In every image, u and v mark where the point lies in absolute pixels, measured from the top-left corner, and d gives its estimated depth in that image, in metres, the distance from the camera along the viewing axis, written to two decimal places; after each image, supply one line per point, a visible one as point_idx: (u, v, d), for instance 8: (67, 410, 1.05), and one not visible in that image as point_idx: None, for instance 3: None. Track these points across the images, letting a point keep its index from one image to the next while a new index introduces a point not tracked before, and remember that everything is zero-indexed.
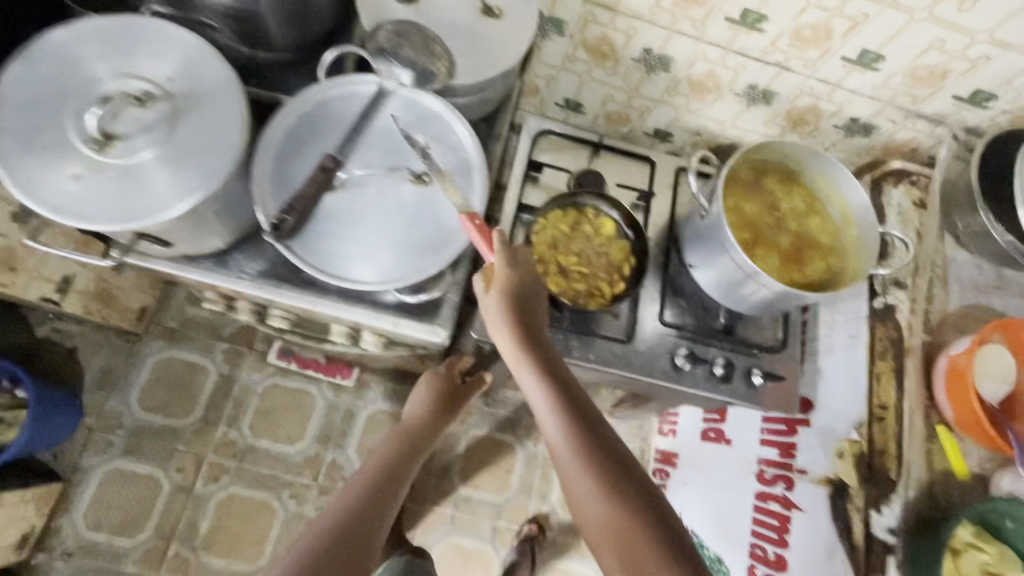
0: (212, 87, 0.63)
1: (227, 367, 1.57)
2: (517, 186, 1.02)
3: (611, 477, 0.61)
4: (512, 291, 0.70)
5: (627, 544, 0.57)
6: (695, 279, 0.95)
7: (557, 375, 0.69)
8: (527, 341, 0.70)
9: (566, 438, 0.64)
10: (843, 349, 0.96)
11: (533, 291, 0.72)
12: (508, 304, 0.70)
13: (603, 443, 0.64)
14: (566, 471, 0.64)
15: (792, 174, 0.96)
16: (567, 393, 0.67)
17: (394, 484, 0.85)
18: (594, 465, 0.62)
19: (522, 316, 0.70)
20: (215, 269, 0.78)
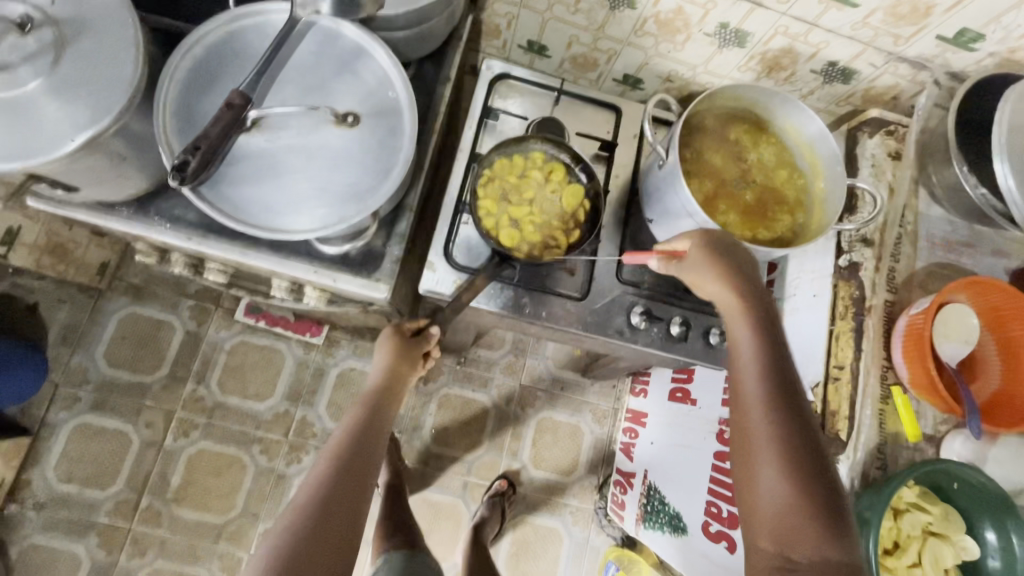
0: (103, 15, 0.59)
1: (194, 325, 1.55)
2: (471, 135, 0.96)
3: (793, 451, 0.56)
4: (734, 253, 0.67)
5: (794, 522, 0.54)
6: (654, 233, 0.91)
7: (771, 337, 0.63)
8: (746, 300, 0.66)
9: (762, 407, 0.59)
10: (806, 307, 0.93)
11: (748, 257, 0.69)
12: (729, 261, 0.67)
13: (805, 416, 0.59)
14: (746, 433, 0.60)
15: (759, 122, 0.90)
16: (773, 358, 0.62)
17: (363, 473, 0.69)
18: (781, 434, 0.57)
19: (741, 278, 0.66)
20: (135, 218, 0.74)
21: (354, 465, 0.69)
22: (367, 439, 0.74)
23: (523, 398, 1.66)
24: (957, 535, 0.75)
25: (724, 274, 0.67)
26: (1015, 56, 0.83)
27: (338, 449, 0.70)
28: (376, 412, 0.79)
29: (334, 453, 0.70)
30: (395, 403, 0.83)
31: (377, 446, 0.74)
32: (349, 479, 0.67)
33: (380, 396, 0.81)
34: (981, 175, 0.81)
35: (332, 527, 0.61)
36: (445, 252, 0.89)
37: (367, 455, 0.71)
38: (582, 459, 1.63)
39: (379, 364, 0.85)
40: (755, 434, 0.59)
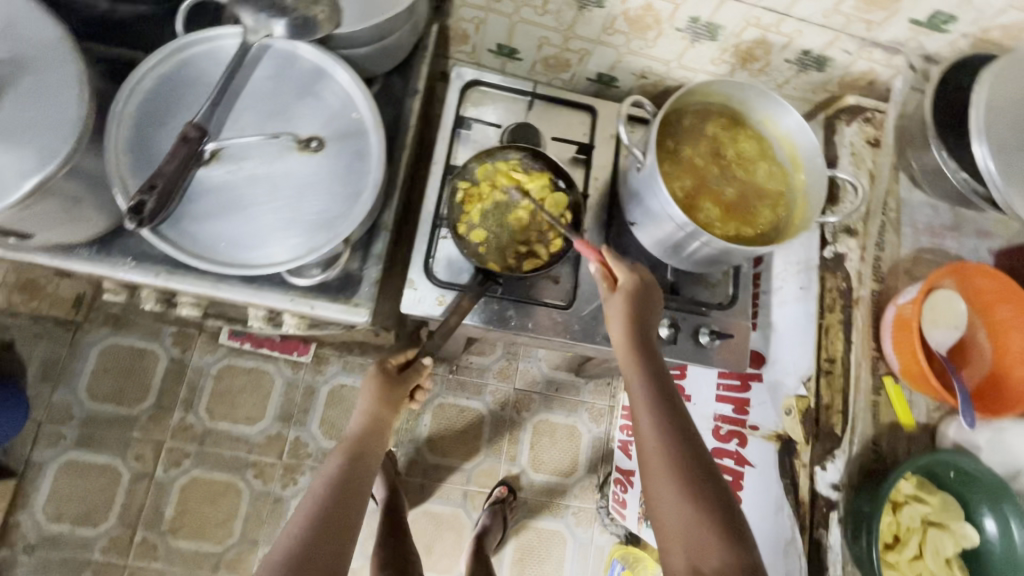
0: (43, 54, 0.56)
1: (178, 351, 1.52)
2: (445, 146, 0.94)
3: (691, 475, 0.62)
4: (636, 296, 0.74)
5: (700, 542, 0.59)
6: (636, 237, 0.89)
7: (661, 377, 0.70)
8: (641, 345, 0.72)
9: (661, 438, 0.65)
10: (794, 300, 0.92)
11: (652, 299, 0.76)
12: (632, 306, 0.74)
13: (697, 444, 0.65)
14: (649, 462, 0.64)
15: (735, 118, 0.89)
16: (664, 394, 0.68)
17: (346, 518, 0.67)
18: (678, 462, 0.63)
19: (640, 322, 0.73)
20: (97, 258, 0.71)
21: (336, 512, 0.67)
22: (350, 483, 0.72)
23: (518, 402, 1.64)
24: (956, 525, 0.75)
25: (624, 321, 0.73)
26: (988, 35, 0.82)
27: (321, 495, 0.69)
28: (360, 454, 0.78)
29: (316, 500, 0.68)
30: (381, 443, 0.82)
31: (361, 489, 0.73)
32: (332, 527, 0.65)
33: (363, 437, 0.80)
34: (961, 158, 0.81)
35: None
36: (425, 269, 0.87)
37: (351, 499, 0.70)
38: (581, 459, 1.62)
39: (363, 404, 0.85)
40: (656, 463, 0.64)
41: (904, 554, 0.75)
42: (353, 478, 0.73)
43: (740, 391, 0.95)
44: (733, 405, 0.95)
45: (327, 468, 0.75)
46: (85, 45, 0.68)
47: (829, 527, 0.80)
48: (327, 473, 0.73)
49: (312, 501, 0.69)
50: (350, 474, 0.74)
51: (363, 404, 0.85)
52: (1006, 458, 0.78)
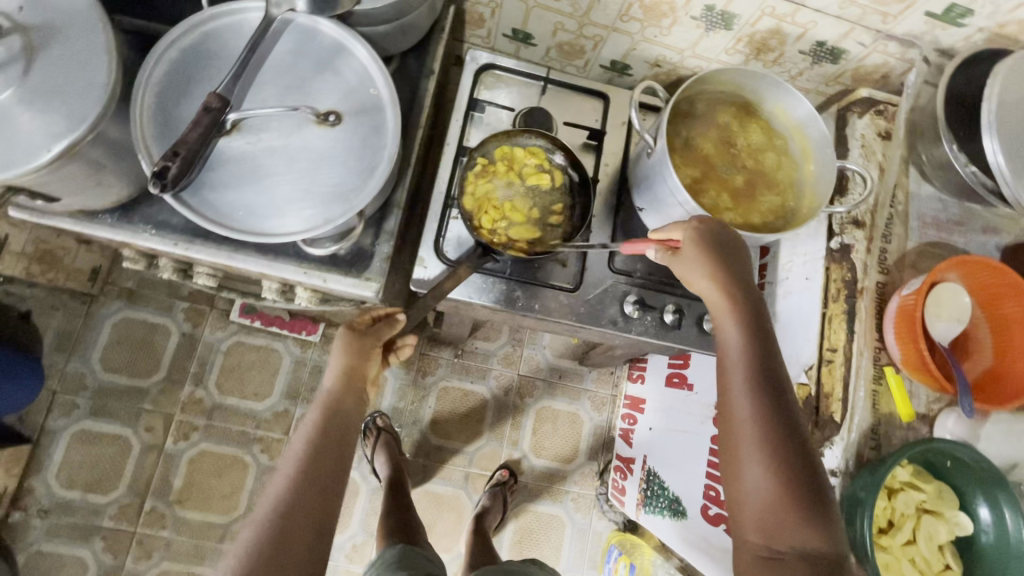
0: (72, 21, 0.57)
1: (189, 327, 1.54)
2: (459, 127, 0.95)
3: (780, 446, 0.61)
4: (717, 253, 0.70)
5: (777, 513, 0.59)
6: (644, 222, 0.90)
7: (755, 335, 0.68)
8: (733, 303, 0.69)
9: (751, 404, 0.64)
10: (799, 291, 0.93)
11: (737, 254, 0.72)
12: (725, 265, 0.70)
13: (788, 411, 0.63)
14: (735, 426, 0.64)
15: (747, 108, 0.89)
16: (757, 357, 0.67)
17: (322, 486, 0.67)
18: (766, 432, 0.62)
19: (733, 279, 0.70)
20: (119, 225, 0.73)
21: (315, 474, 0.68)
22: (328, 441, 0.73)
23: (522, 388, 1.66)
24: (949, 511, 0.76)
25: (715, 277, 0.70)
26: (1004, 29, 0.82)
27: (300, 457, 0.70)
28: (337, 411, 0.77)
29: (296, 461, 0.69)
30: (360, 399, 0.81)
31: (342, 445, 0.74)
32: (311, 490, 0.66)
33: (341, 396, 0.79)
34: (971, 153, 0.81)
35: (296, 541, 0.62)
36: (435, 248, 0.88)
37: (332, 457, 0.71)
38: (582, 446, 1.64)
39: (335, 362, 0.83)
40: (741, 428, 0.64)
41: (897, 540, 0.77)
42: (330, 443, 0.73)
43: None
44: None
45: (306, 426, 0.75)
46: (110, 15, 0.70)
47: None
48: (307, 431, 0.74)
49: (293, 461, 0.70)
50: (327, 439, 0.73)
51: (336, 361, 0.83)
52: (1003, 449, 0.79)
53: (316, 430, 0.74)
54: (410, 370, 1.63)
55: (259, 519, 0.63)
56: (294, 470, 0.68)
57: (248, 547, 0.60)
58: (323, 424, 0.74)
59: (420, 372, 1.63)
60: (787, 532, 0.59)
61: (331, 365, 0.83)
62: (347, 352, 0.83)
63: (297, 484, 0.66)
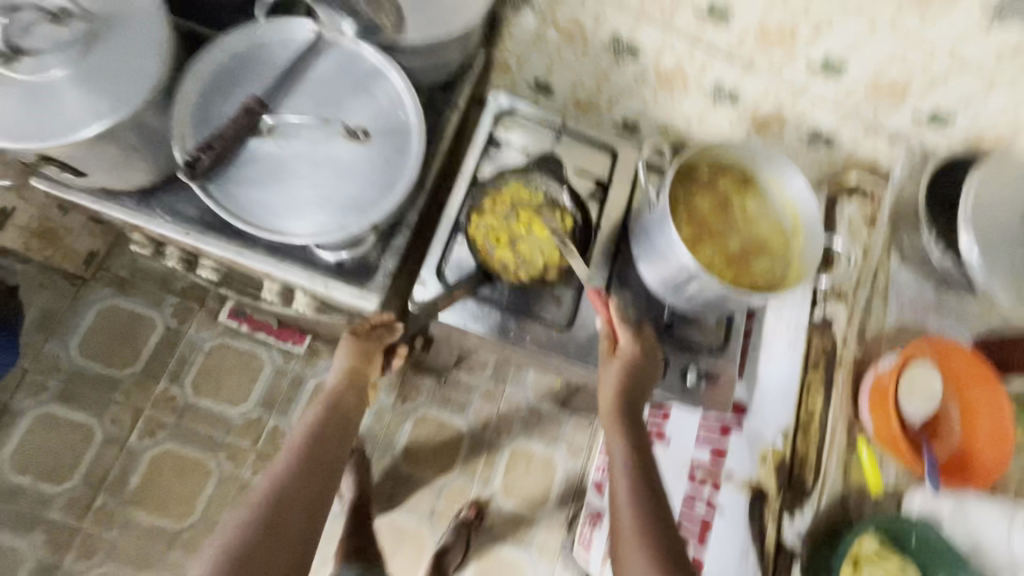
0: (135, 14, 0.61)
1: (176, 323, 1.53)
2: (474, 161, 1.00)
3: (659, 544, 0.69)
4: (631, 364, 0.82)
5: None
6: (640, 271, 0.94)
7: (639, 443, 0.79)
8: (625, 411, 0.80)
9: (632, 505, 0.72)
10: (782, 357, 0.96)
11: (648, 371, 0.83)
12: (625, 375, 0.82)
13: (665, 512, 0.72)
14: (622, 526, 0.72)
15: (746, 177, 0.95)
16: (642, 464, 0.76)
17: (319, 479, 0.73)
18: (647, 529, 0.70)
19: (625, 390, 0.81)
20: (138, 209, 0.75)
21: (311, 470, 0.73)
22: (325, 438, 0.78)
23: (499, 426, 1.65)
24: None
25: (614, 387, 0.81)
26: (981, 138, 0.90)
27: (297, 450, 0.75)
28: (337, 410, 0.82)
29: (294, 455, 0.74)
30: (360, 400, 0.86)
31: (338, 444, 0.79)
32: (308, 481, 0.72)
33: (341, 394, 0.84)
34: (948, 245, 0.87)
35: (287, 530, 0.66)
36: (437, 270, 0.91)
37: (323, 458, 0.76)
38: (553, 493, 1.62)
39: (339, 362, 0.87)
40: (628, 529, 0.71)
41: None
42: (329, 440, 0.78)
43: (720, 438, 0.96)
44: (712, 451, 0.96)
45: (306, 420, 0.81)
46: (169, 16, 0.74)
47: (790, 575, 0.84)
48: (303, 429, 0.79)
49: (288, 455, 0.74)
50: (328, 434, 0.78)
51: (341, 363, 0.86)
52: (967, 534, 0.80)
53: (316, 426, 0.78)
54: (391, 394, 1.62)
55: (255, 504, 0.68)
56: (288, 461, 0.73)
57: (240, 528, 0.65)
58: (322, 423, 0.79)
59: (400, 397, 1.62)
60: None
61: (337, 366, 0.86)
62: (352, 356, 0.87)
63: (295, 474, 0.71)
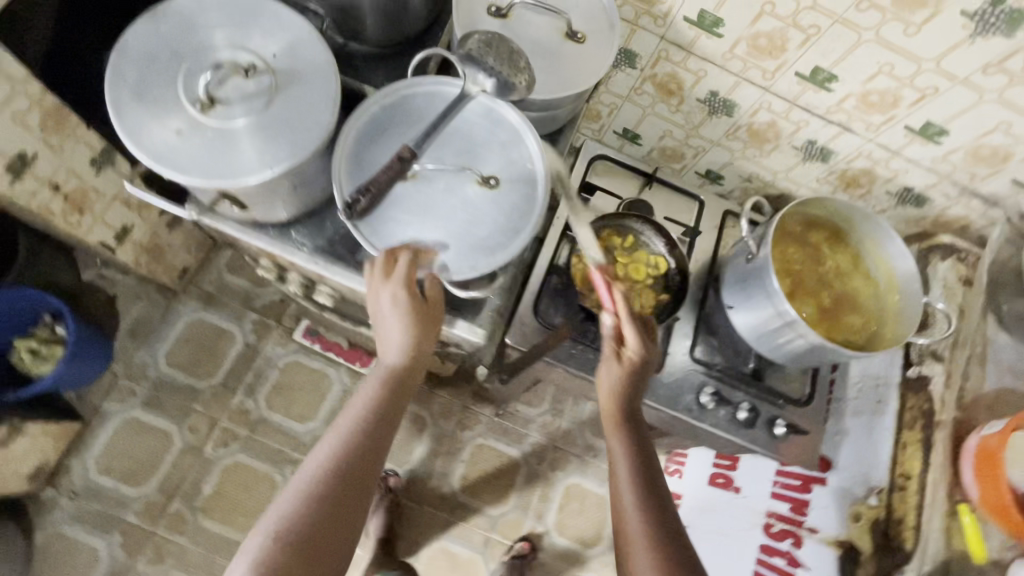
0: (310, 69, 0.68)
1: (254, 338, 1.60)
2: (569, 204, 1.05)
3: (672, 556, 0.67)
4: (630, 367, 0.78)
5: None
6: (732, 319, 0.96)
7: (646, 450, 0.78)
8: (628, 415, 0.79)
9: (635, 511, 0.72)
10: (868, 414, 0.98)
11: (646, 372, 0.80)
12: (625, 380, 0.79)
13: (676, 523, 0.71)
14: (632, 536, 0.70)
15: (840, 233, 0.97)
16: (647, 473, 0.76)
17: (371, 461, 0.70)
18: (656, 536, 0.69)
19: (628, 394, 0.79)
20: (277, 239, 0.82)
21: (364, 452, 0.69)
22: (382, 414, 0.72)
23: (554, 460, 1.65)
24: None
25: (616, 391, 0.79)
26: None
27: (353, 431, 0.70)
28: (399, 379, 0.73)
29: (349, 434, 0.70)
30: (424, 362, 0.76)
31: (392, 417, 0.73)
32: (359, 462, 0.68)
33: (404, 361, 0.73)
34: None
35: (339, 515, 0.65)
36: (534, 307, 0.96)
37: (373, 450, 0.70)
38: (606, 533, 1.60)
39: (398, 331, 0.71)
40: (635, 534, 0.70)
41: None
42: (384, 415, 0.72)
43: (800, 492, 0.99)
44: (791, 505, 0.99)
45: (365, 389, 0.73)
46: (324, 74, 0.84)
47: None
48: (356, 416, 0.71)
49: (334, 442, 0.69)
50: (381, 406, 0.72)
51: (400, 338, 0.71)
52: None
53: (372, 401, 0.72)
54: (450, 421, 1.64)
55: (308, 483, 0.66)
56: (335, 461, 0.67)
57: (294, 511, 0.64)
58: (376, 404, 0.71)
59: (459, 425, 1.64)
60: None
61: (392, 335, 0.71)
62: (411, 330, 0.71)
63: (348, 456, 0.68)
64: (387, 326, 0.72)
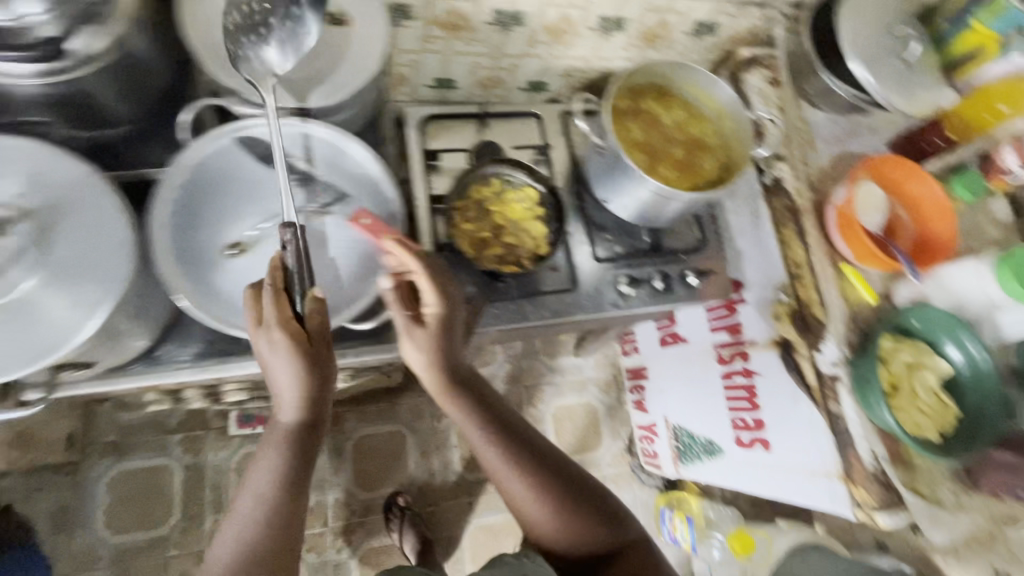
0: (79, 192, 0.64)
1: (191, 458, 1.47)
2: (422, 179, 1.02)
3: (551, 482, 0.78)
4: (440, 325, 0.76)
5: (570, 518, 0.77)
6: (613, 210, 1.01)
7: (485, 405, 0.81)
8: (462, 382, 0.80)
9: (510, 461, 0.78)
10: (751, 228, 1.10)
11: (456, 326, 0.79)
12: (439, 345, 0.77)
13: (545, 453, 0.80)
14: (508, 482, 0.78)
15: (664, 90, 1.03)
16: (502, 425, 0.80)
17: (294, 530, 0.69)
18: (532, 472, 0.78)
19: (446, 362, 0.78)
20: (143, 372, 0.74)
21: (286, 525, 0.68)
22: (293, 479, 0.70)
23: (532, 398, 1.72)
24: (929, 360, 0.92)
25: (438, 367, 0.78)
26: None
27: (268, 513, 0.67)
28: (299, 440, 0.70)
29: (262, 517, 0.67)
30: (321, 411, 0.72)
31: (304, 477, 0.71)
32: (284, 538, 0.67)
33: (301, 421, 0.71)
34: (844, 77, 0.99)
35: None
36: None
37: (296, 512, 0.70)
38: (603, 429, 1.74)
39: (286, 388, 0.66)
40: (511, 481, 0.78)
41: (905, 399, 0.91)
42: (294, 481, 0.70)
43: (729, 316, 1.14)
44: (727, 330, 1.15)
45: (262, 465, 0.69)
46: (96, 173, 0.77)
47: (840, 398, 0.96)
48: (262, 488, 0.69)
49: (252, 513, 0.68)
50: (294, 472, 0.70)
51: (293, 394, 0.68)
52: (951, 297, 0.95)
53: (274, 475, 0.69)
54: (425, 420, 1.64)
55: None
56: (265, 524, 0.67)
57: None
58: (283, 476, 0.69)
59: (434, 418, 1.65)
60: (583, 531, 0.77)
61: (282, 390, 0.67)
62: (302, 380, 0.67)
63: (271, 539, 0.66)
64: (274, 371, 0.67)
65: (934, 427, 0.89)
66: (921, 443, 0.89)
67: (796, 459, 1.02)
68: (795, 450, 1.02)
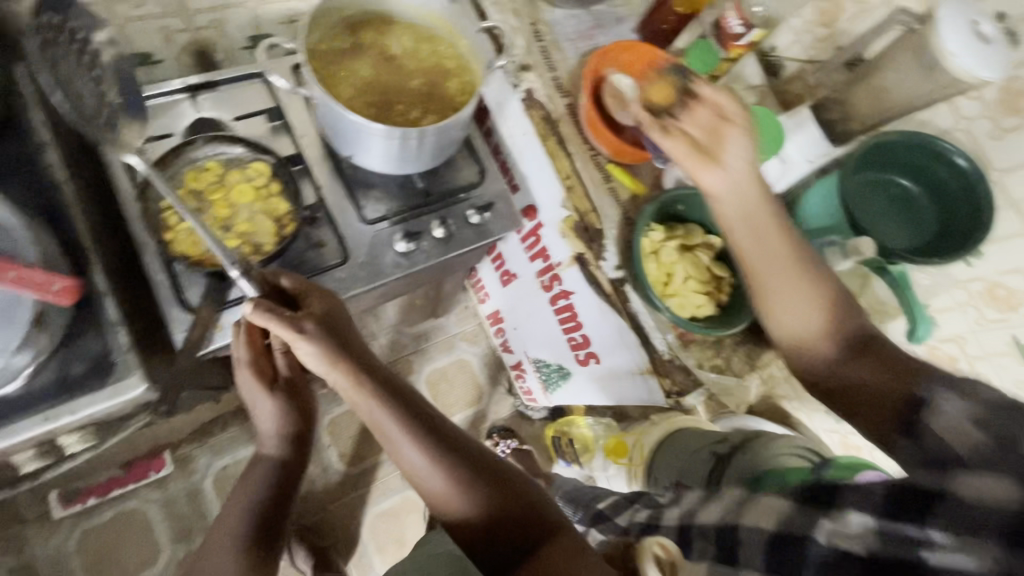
0: None
1: (10, 560, 1.23)
2: (125, 177, 0.83)
3: (463, 465, 0.71)
4: (326, 327, 0.73)
5: (483, 505, 0.69)
6: (365, 164, 0.90)
7: (394, 393, 0.75)
8: (367, 372, 0.75)
9: (419, 447, 0.72)
10: (526, 147, 1.03)
11: (341, 324, 0.76)
12: (328, 339, 0.72)
13: (455, 438, 0.74)
14: (418, 474, 0.71)
15: (385, 20, 0.91)
16: (411, 412, 0.74)
17: (266, 550, 0.76)
18: (440, 459, 0.71)
19: (342, 354, 0.73)
20: None
21: (256, 540, 0.76)
22: (265, 503, 0.80)
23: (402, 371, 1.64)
24: (700, 240, 0.96)
25: (327, 362, 0.72)
26: None
27: (241, 532, 0.76)
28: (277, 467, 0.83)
29: (236, 535, 0.76)
30: (301, 444, 0.86)
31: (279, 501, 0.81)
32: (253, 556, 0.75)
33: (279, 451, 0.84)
34: None
35: None
36: (182, 302, 0.81)
37: (268, 532, 0.78)
38: (482, 380, 1.70)
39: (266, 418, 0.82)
40: (423, 471, 0.71)
41: (680, 287, 0.94)
42: (268, 509, 0.80)
43: (536, 241, 1.10)
44: (539, 255, 1.11)
45: (243, 494, 0.80)
46: None
47: (629, 297, 0.98)
48: (238, 514, 0.78)
49: (230, 537, 0.75)
50: (271, 497, 0.81)
51: (273, 421, 0.82)
52: None
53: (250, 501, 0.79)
54: None
55: None
56: (239, 541, 0.75)
57: None
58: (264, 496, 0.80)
59: None
60: (505, 514, 0.69)
61: (265, 416, 0.82)
62: (287, 411, 0.83)
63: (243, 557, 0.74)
64: (258, 407, 0.82)
65: (710, 305, 0.93)
66: (694, 323, 0.92)
67: (617, 365, 1.04)
68: (612, 357, 1.04)
